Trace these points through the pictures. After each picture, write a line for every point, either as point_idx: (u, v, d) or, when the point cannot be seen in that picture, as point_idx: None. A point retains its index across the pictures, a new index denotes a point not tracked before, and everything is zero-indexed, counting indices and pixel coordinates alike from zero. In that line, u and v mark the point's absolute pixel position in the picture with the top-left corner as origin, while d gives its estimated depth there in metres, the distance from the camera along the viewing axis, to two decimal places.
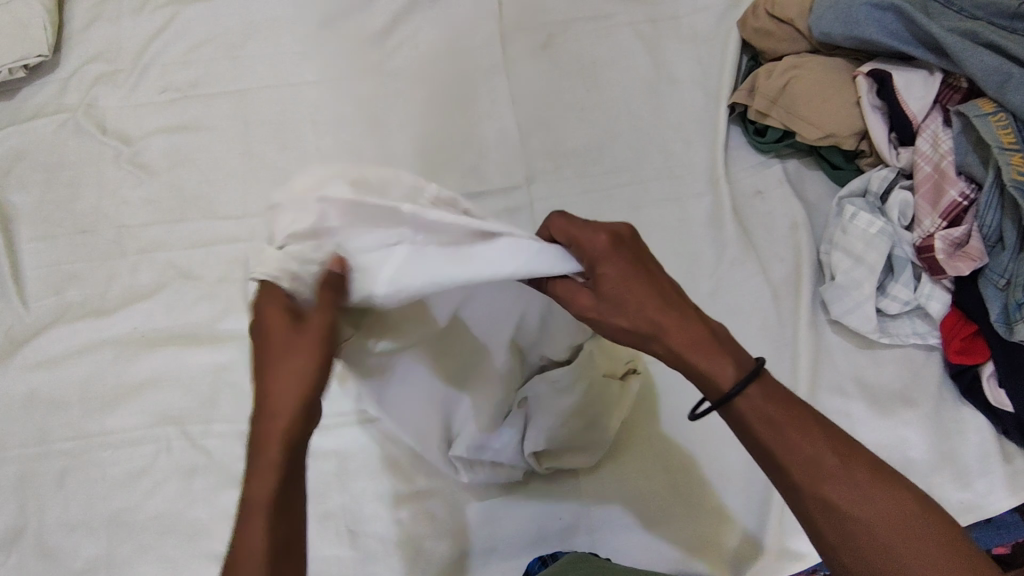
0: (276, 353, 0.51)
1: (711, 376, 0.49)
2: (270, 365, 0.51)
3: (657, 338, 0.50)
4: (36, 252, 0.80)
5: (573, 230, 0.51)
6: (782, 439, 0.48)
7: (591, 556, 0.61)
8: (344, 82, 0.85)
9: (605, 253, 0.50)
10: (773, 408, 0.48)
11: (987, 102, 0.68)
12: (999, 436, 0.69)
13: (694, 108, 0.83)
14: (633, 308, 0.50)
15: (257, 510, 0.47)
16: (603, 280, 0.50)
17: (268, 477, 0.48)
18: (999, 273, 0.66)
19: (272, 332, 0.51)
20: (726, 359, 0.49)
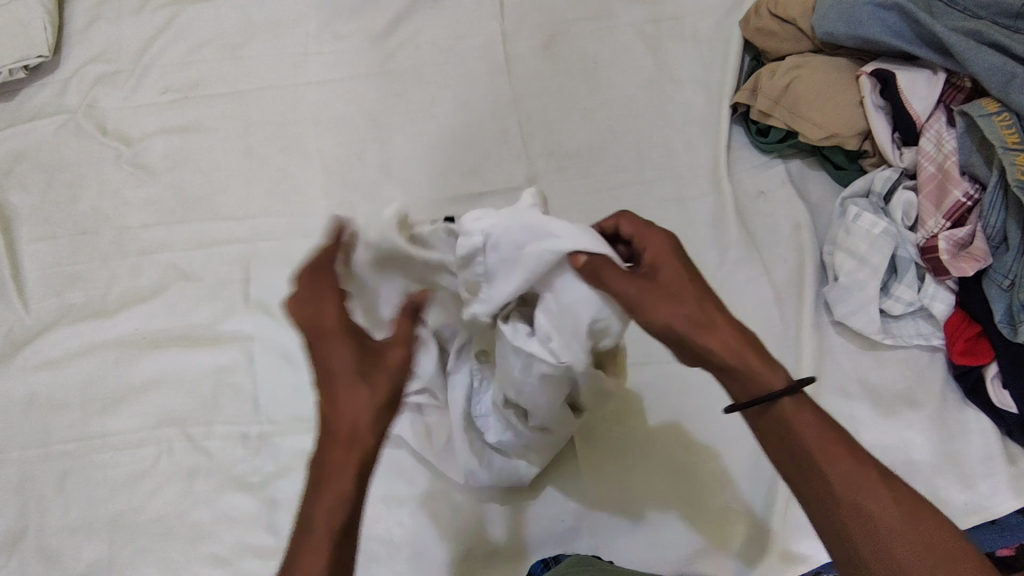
0: (337, 371, 0.46)
1: (761, 378, 0.48)
2: (329, 382, 0.46)
3: (705, 335, 0.47)
4: (36, 253, 0.79)
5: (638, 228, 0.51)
6: (826, 449, 0.47)
7: (594, 560, 0.60)
8: (347, 83, 0.85)
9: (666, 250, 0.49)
10: (819, 422, 0.48)
11: (991, 102, 0.67)
12: (1003, 437, 0.69)
13: (696, 107, 0.83)
14: (687, 302, 0.47)
15: (312, 549, 0.43)
16: (661, 271, 0.48)
17: (326, 515, 0.44)
18: (1003, 274, 0.66)
19: (325, 350, 0.47)
20: (780, 367, 0.48)
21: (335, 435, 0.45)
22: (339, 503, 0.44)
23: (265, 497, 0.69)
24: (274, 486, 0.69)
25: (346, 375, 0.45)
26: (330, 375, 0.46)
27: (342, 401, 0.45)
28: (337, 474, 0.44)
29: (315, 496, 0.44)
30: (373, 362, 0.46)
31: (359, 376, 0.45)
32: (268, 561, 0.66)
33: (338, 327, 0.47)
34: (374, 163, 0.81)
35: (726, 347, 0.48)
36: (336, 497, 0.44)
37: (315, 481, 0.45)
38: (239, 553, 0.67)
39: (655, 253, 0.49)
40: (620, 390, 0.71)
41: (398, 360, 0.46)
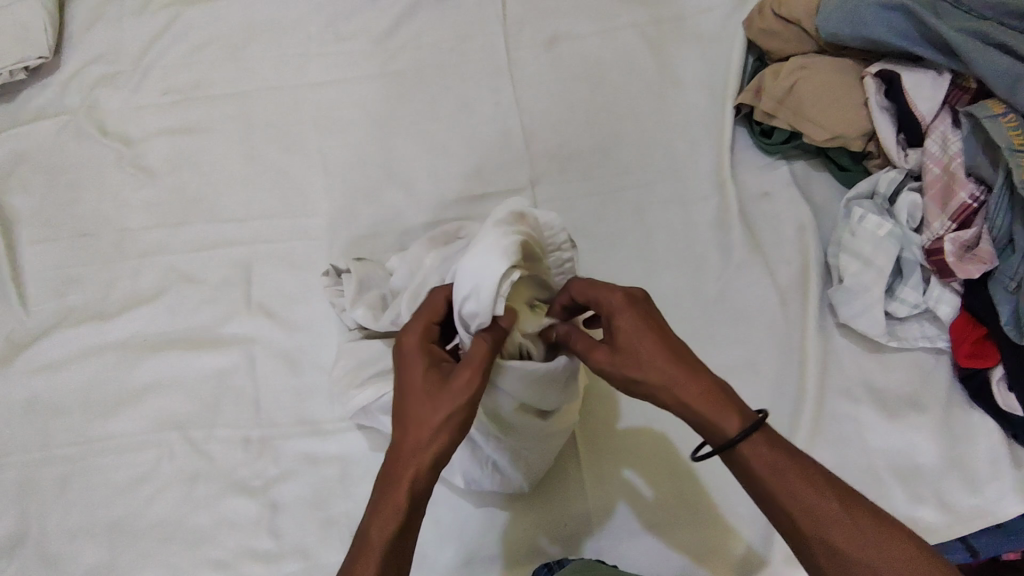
0: (413, 395, 0.51)
1: (715, 426, 0.49)
2: (403, 403, 0.51)
3: (665, 389, 0.50)
4: (36, 256, 0.79)
5: (592, 292, 0.53)
6: (785, 483, 0.47)
7: (597, 564, 0.60)
8: (348, 84, 0.84)
9: (620, 307, 0.52)
10: (777, 455, 0.48)
11: (997, 103, 0.67)
12: (1008, 441, 0.68)
13: (700, 108, 0.83)
14: (636, 360, 0.51)
15: (363, 559, 0.48)
16: (617, 332, 0.52)
17: (379, 529, 0.49)
18: (1010, 275, 0.65)
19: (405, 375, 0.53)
20: (735, 411, 0.49)
21: (400, 455, 0.50)
22: (393, 520, 0.49)
23: (266, 501, 0.68)
24: (276, 490, 0.69)
25: (414, 401, 0.51)
26: (403, 399, 0.52)
27: (408, 423, 0.51)
28: (393, 490, 0.49)
29: (375, 503, 0.50)
30: (441, 387, 0.51)
31: (425, 401, 0.50)
32: (270, 566, 0.66)
33: (419, 355, 0.52)
34: (375, 164, 0.81)
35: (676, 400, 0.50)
36: (390, 507, 0.49)
37: (378, 494, 0.50)
38: (240, 558, 0.66)
39: (612, 312, 0.52)
40: (618, 393, 0.71)
41: (460, 387, 0.50)
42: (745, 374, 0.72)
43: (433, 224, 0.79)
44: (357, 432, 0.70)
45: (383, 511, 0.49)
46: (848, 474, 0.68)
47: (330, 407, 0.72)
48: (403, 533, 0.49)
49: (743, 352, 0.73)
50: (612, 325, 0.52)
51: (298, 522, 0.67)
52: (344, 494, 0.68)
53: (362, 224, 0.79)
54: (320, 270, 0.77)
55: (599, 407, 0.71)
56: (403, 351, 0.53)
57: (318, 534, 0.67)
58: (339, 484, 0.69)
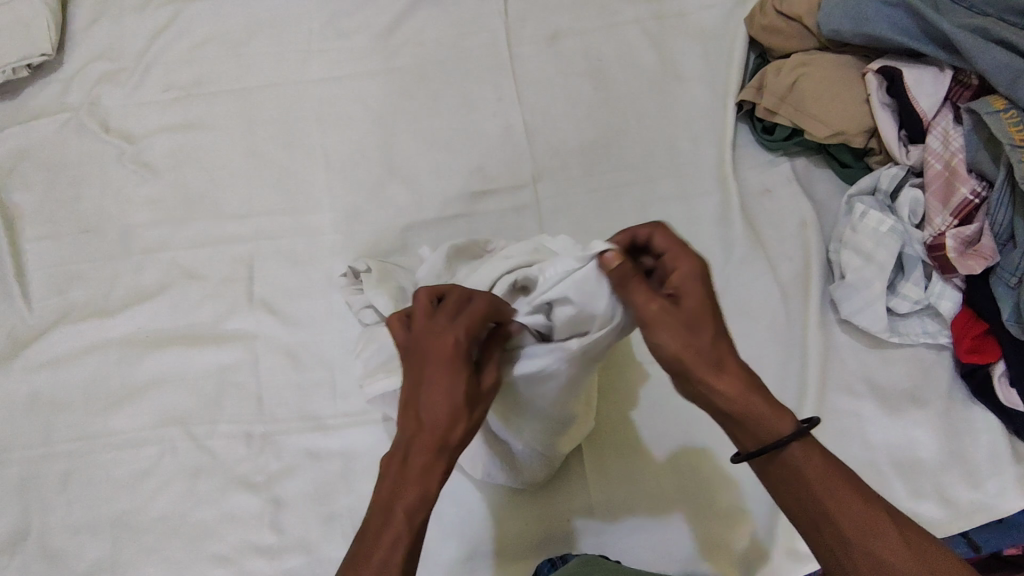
0: (454, 392, 0.48)
1: (768, 424, 0.48)
2: (444, 397, 0.48)
3: (713, 374, 0.47)
4: (39, 252, 0.79)
5: (675, 246, 0.50)
6: (833, 491, 0.47)
7: (600, 559, 0.60)
8: (350, 81, 0.84)
9: (696, 275, 0.48)
10: (829, 462, 0.48)
11: (999, 99, 0.67)
12: (1009, 436, 0.68)
13: (701, 105, 0.83)
14: (703, 332, 0.47)
15: (386, 542, 0.46)
16: (684, 298, 0.48)
17: (409, 513, 0.47)
18: (1010, 271, 0.66)
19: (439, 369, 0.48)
20: (785, 411, 0.48)
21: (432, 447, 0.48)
22: (422, 510, 0.47)
23: (268, 496, 0.68)
24: (278, 485, 0.69)
25: (454, 400, 0.47)
26: (440, 393, 0.47)
27: (442, 421, 0.47)
28: (428, 482, 0.48)
29: (401, 491, 0.47)
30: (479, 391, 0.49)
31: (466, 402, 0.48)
32: (272, 560, 0.66)
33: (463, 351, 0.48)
34: (377, 160, 0.81)
35: (734, 388, 0.47)
36: (417, 499, 0.47)
37: (400, 477, 0.48)
38: (243, 553, 0.66)
39: (684, 276, 0.49)
40: (624, 389, 0.71)
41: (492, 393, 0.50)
42: None
43: (435, 220, 0.79)
44: (360, 427, 0.71)
45: (412, 503, 0.47)
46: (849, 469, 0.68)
47: (332, 403, 0.72)
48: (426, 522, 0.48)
49: (745, 348, 0.73)
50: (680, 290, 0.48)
51: (301, 517, 0.68)
52: (347, 490, 0.68)
53: (364, 221, 0.79)
54: (322, 266, 0.77)
55: (603, 401, 0.71)
56: (446, 340, 0.48)
57: (320, 530, 0.67)
58: (341, 479, 0.69)
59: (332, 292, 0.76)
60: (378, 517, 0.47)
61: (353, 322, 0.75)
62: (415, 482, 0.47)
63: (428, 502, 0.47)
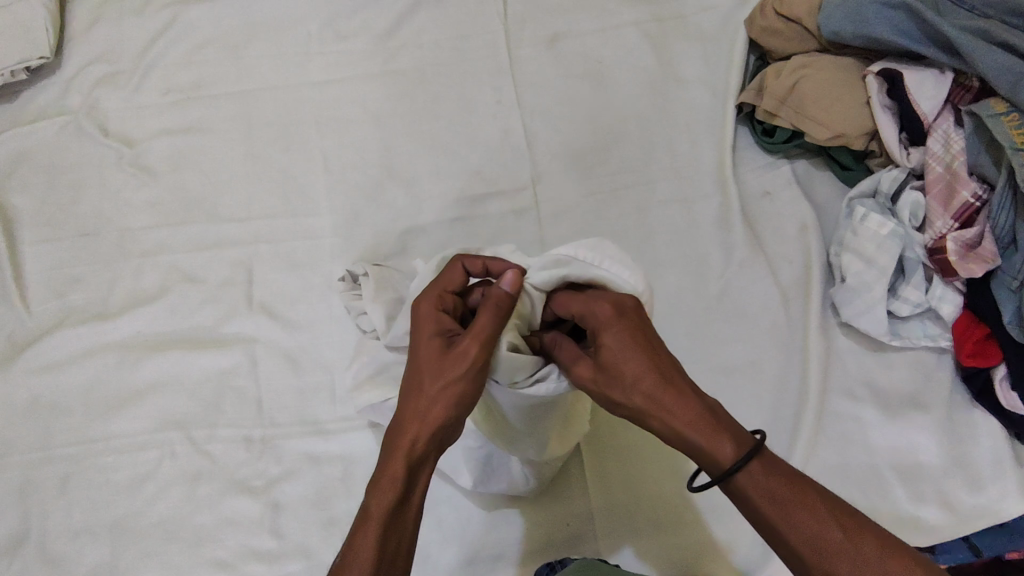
0: (419, 365, 0.50)
1: (708, 453, 0.47)
2: (411, 373, 0.51)
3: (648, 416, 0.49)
4: (37, 256, 0.79)
5: (579, 305, 0.53)
6: (787, 519, 0.45)
7: (598, 563, 0.59)
8: (350, 83, 0.84)
9: (607, 323, 0.51)
10: (775, 484, 0.46)
11: (999, 102, 0.66)
12: (1010, 439, 0.68)
13: (701, 107, 0.83)
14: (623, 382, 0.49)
15: (361, 529, 0.47)
16: (601, 351, 0.50)
17: (377, 496, 0.47)
18: (1013, 274, 0.65)
19: (413, 345, 0.52)
20: (723, 432, 0.47)
21: (400, 423, 0.49)
22: (392, 491, 0.47)
23: (268, 500, 0.68)
24: (277, 489, 0.69)
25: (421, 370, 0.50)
26: (412, 370, 0.51)
27: (414, 392, 0.50)
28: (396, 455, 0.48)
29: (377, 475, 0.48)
30: (444, 357, 0.50)
31: (431, 368, 0.50)
32: (271, 565, 0.66)
33: (428, 327, 0.52)
34: (376, 163, 0.81)
35: (685, 413, 0.47)
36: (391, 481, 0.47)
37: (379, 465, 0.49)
38: (242, 558, 0.66)
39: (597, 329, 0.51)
40: None
41: (460, 357, 0.49)
42: (746, 372, 0.72)
43: (435, 223, 0.79)
44: (359, 431, 0.71)
45: (386, 486, 0.47)
46: (850, 473, 0.68)
47: (331, 407, 0.72)
48: (405, 502, 0.48)
49: (745, 351, 0.73)
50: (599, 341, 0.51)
51: (300, 522, 0.67)
52: (346, 494, 0.68)
53: (363, 224, 0.79)
54: (321, 269, 0.77)
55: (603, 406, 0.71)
56: (415, 320, 0.53)
57: (320, 535, 0.67)
58: (341, 484, 0.69)
59: (332, 296, 0.76)
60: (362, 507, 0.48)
61: (353, 327, 0.75)
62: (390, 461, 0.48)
63: (398, 477, 0.47)
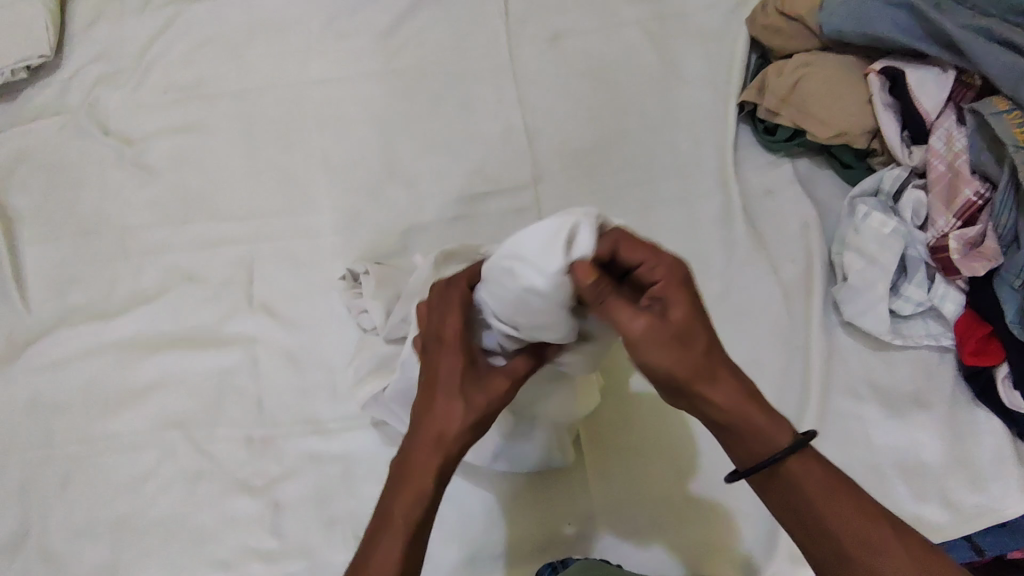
0: (447, 388, 0.50)
1: (761, 436, 0.47)
2: (436, 392, 0.51)
3: (703, 383, 0.46)
4: (38, 255, 0.79)
5: (644, 253, 0.46)
6: (825, 506, 0.46)
7: (601, 563, 0.59)
8: (352, 82, 0.84)
9: (677, 279, 0.46)
10: (819, 474, 0.47)
11: (1002, 99, 0.66)
12: (1013, 438, 0.68)
13: (702, 105, 0.82)
14: (688, 344, 0.45)
15: (386, 536, 0.48)
16: (670, 307, 0.45)
17: (405, 507, 0.48)
18: (1015, 273, 0.65)
19: (439, 362, 0.51)
20: (784, 422, 0.47)
21: (424, 441, 0.50)
22: (420, 505, 0.49)
23: (268, 500, 0.68)
24: (278, 489, 0.68)
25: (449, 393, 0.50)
26: (440, 390, 0.50)
27: (440, 412, 0.50)
28: (427, 474, 0.49)
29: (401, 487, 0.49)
30: (476, 384, 0.51)
31: (463, 393, 0.50)
32: (272, 564, 0.66)
33: (454, 347, 0.51)
34: (377, 162, 0.81)
35: (734, 392, 0.46)
36: (415, 495, 0.49)
37: (400, 474, 0.50)
38: (243, 557, 0.66)
39: (666, 283, 0.46)
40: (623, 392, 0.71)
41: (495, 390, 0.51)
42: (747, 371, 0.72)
43: (437, 222, 0.79)
44: (360, 430, 0.70)
45: (411, 500, 0.49)
46: (853, 473, 0.68)
47: (332, 406, 0.71)
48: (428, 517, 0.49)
49: (747, 350, 0.72)
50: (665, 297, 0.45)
51: (300, 521, 0.67)
52: (347, 494, 0.68)
53: (365, 223, 0.79)
54: (322, 268, 0.77)
55: (604, 405, 0.70)
56: (442, 338, 0.51)
57: (321, 534, 0.67)
58: (342, 483, 0.68)
59: (333, 295, 0.76)
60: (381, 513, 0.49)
61: (354, 325, 0.74)
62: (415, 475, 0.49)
63: (423, 499, 0.49)
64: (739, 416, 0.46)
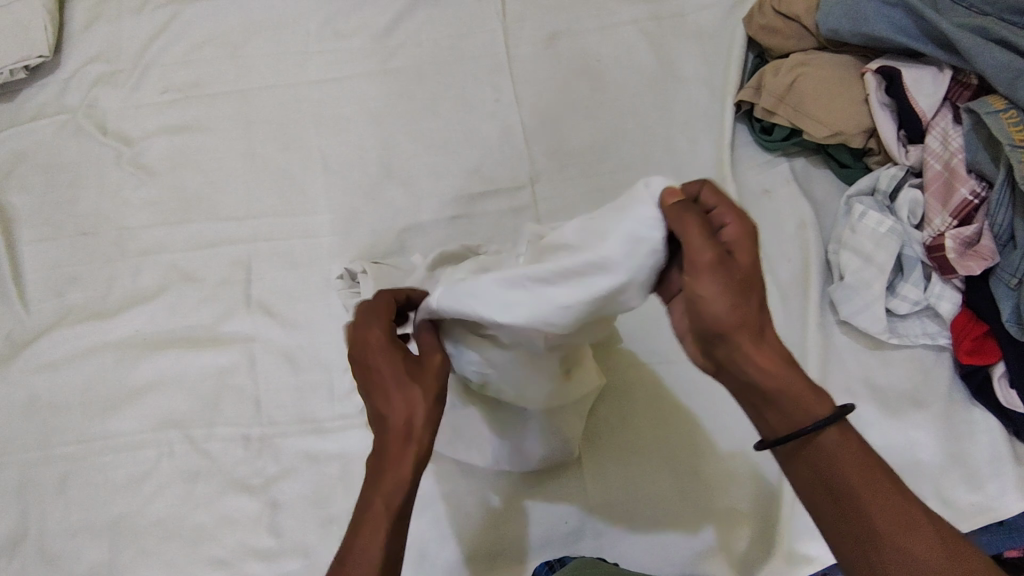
0: (390, 385, 0.49)
1: (803, 405, 0.47)
2: (383, 394, 0.49)
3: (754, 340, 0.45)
4: (36, 255, 0.79)
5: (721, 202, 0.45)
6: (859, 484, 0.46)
7: (598, 561, 0.60)
8: (349, 82, 0.84)
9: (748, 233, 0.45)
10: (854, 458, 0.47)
11: (998, 99, 0.66)
12: (1010, 437, 0.68)
13: (700, 105, 0.83)
14: (746, 294, 0.44)
15: (365, 535, 0.47)
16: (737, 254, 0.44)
17: (381, 499, 0.47)
18: (1011, 272, 0.65)
19: (374, 365, 0.50)
20: (824, 393, 0.47)
21: (387, 439, 0.49)
22: (393, 495, 0.47)
23: (266, 499, 0.68)
24: (275, 488, 0.69)
25: (397, 385, 0.49)
26: (386, 393, 0.49)
27: (391, 409, 0.49)
28: (398, 467, 0.47)
29: (372, 490, 0.48)
30: (418, 368, 0.50)
31: (411, 382, 0.49)
32: (270, 563, 0.66)
33: (385, 346, 0.50)
34: (375, 162, 0.81)
35: (774, 359, 0.46)
36: (392, 487, 0.47)
37: (373, 475, 0.49)
38: (241, 556, 0.66)
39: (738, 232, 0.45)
40: (622, 392, 0.71)
41: (436, 367, 0.50)
42: None
43: (434, 222, 0.79)
44: (357, 429, 0.70)
45: (386, 493, 0.47)
46: None
47: (329, 405, 0.72)
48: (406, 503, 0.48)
49: None
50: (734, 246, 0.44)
51: (298, 520, 0.67)
52: (343, 493, 0.68)
53: (363, 223, 0.79)
54: (320, 268, 0.77)
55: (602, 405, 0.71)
56: (369, 345, 0.50)
57: (318, 534, 0.67)
58: (339, 482, 0.69)
59: (330, 295, 0.76)
60: (358, 518, 0.48)
61: None
62: (384, 472, 0.48)
63: (403, 484, 0.47)
64: (779, 380, 0.46)
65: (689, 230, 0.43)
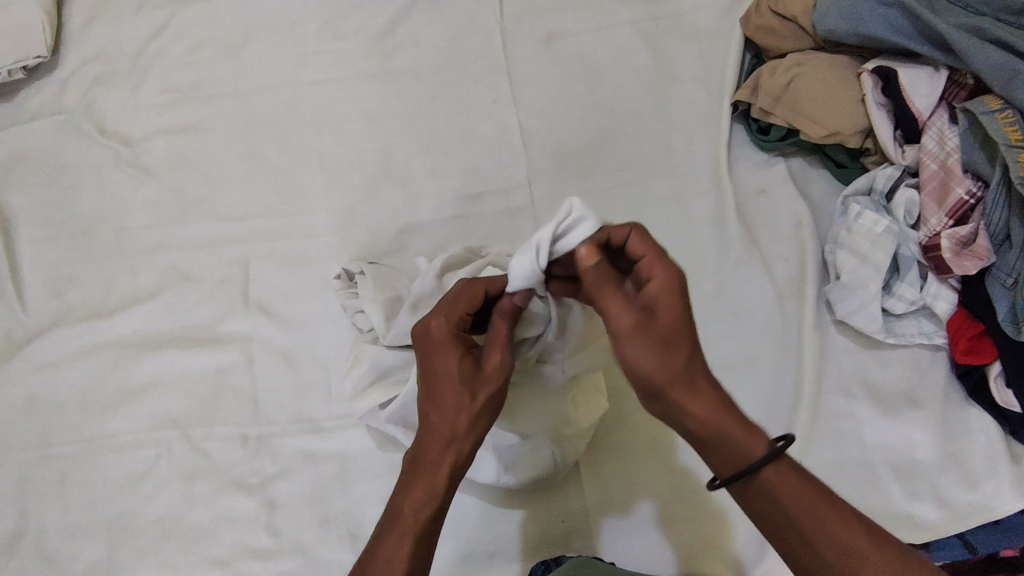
0: (444, 385, 0.51)
1: (737, 445, 0.47)
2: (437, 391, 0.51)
3: (684, 393, 0.46)
4: (34, 255, 0.79)
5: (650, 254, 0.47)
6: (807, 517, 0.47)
7: (595, 560, 0.60)
8: (348, 83, 0.84)
9: (673, 287, 0.46)
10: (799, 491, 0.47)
11: (994, 99, 0.67)
12: (1006, 437, 0.68)
13: (697, 105, 0.83)
14: (673, 350, 0.45)
15: (395, 531, 0.50)
16: (660, 311, 0.46)
17: (415, 503, 0.50)
18: (1007, 272, 0.66)
19: (433, 358, 0.52)
20: (757, 431, 0.47)
21: (431, 438, 0.51)
22: (430, 498, 0.50)
23: (264, 498, 0.68)
24: (273, 487, 0.69)
25: (451, 386, 0.51)
26: (444, 391, 0.51)
27: (442, 410, 0.51)
28: (433, 474, 0.50)
29: (410, 489, 0.51)
30: (476, 371, 0.51)
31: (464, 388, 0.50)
32: (267, 563, 0.66)
33: (448, 342, 0.51)
34: (373, 163, 0.81)
35: (706, 407, 0.46)
36: (426, 493, 0.50)
37: (410, 473, 0.51)
38: (239, 555, 0.66)
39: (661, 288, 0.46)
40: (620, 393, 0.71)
41: (496, 370, 0.51)
42: (741, 370, 0.72)
43: (432, 222, 0.79)
44: (354, 429, 0.71)
45: (422, 496, 0.50)
46: (845, 472, 0.68)
47: (327, 405, 0.72)
48: (438, 512, 0.51)
49: (741, 349, 0.73)
50: (656, 302, 0.46)
51: (296, 519, 0.68)
52: (341, 492, 0.68)
53: (361, 223, 0.79)
54: (318, 268, 0.77)
55: None
56: (434, 337, 0.52)
57: (316, 533, 0.67)
58: (336, 482, 0.69)
59: (329, 295, 0.76)
60: (393, 512, 0.51)
61: (350, 325, 0.75)
62: (423, 472, 0.51)
63: (434, 496, 0.50)
64: (713, 427, 0.47)
65: (605, 297, 0.46)
